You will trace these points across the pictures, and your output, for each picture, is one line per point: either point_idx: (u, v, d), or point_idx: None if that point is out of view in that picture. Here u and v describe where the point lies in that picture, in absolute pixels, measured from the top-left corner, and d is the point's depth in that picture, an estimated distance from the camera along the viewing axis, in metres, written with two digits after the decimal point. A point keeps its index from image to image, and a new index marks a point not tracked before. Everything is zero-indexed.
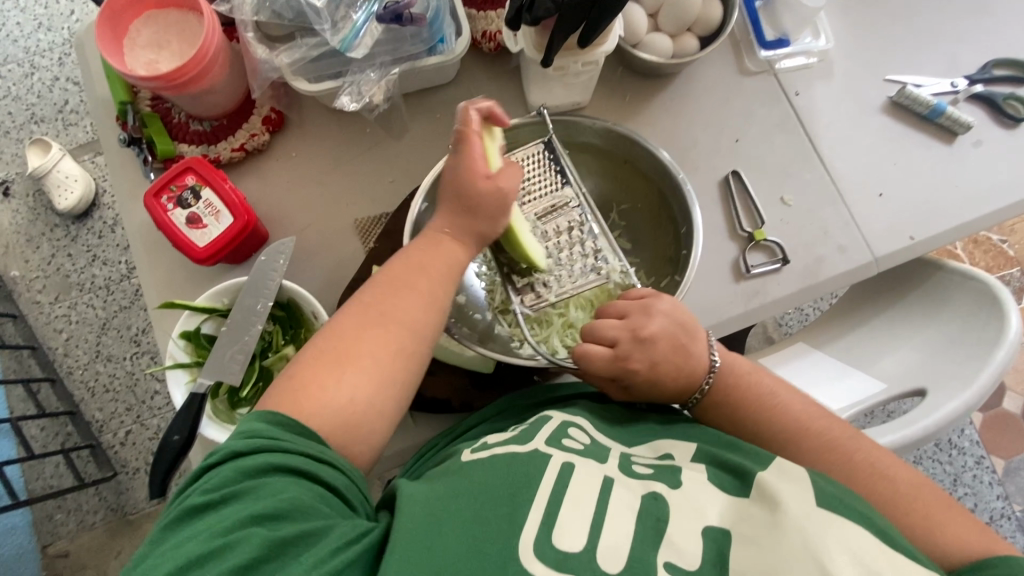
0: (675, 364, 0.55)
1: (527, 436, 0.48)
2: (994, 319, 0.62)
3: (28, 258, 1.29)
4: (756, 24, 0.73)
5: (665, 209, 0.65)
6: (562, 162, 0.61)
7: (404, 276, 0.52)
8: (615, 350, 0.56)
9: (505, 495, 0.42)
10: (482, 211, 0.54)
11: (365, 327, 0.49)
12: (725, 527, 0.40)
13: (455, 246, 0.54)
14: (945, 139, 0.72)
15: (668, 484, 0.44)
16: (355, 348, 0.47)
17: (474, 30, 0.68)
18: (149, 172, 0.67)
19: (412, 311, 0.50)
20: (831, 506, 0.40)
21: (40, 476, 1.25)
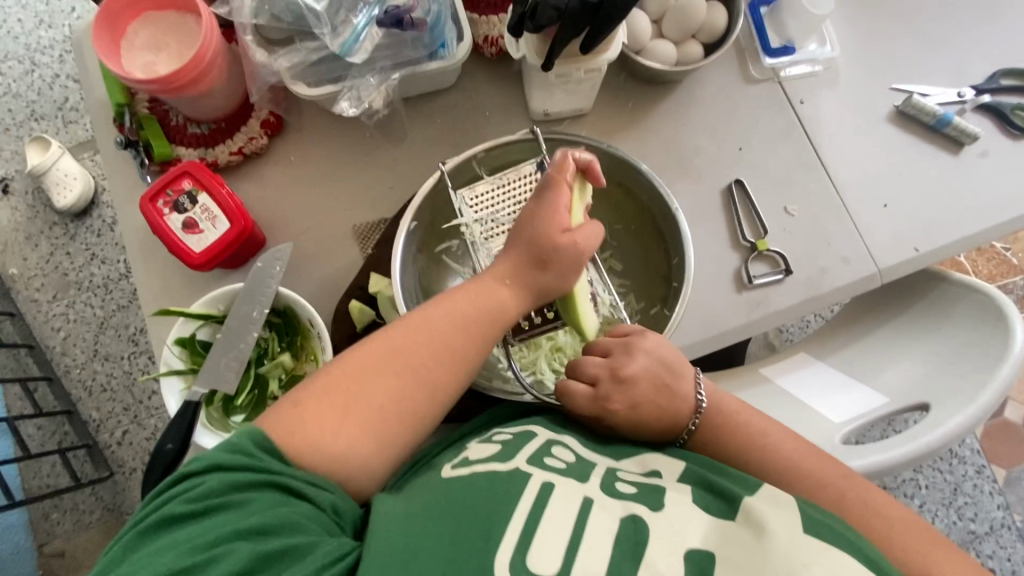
0: (657, 402, 0.56)
1: (511, 452, 0.49)
2: (998, 333, 0.62)
3: (27, 256, 1.29)
4: (761, 31, 0.72)
5: (659, 234, 0.65)
6: None
7: (439, 330, 0.52)
8: (596, 390, 0.56)
9: (483, 513, 0.42)
10: (557, 263, 0.54)
11: (380, 371, 0.49)
12: (709, 550, 0.40)
13: (507, 297, 0.54)
14: (951, 149, 0.71)
15: (649, 505, 0.44)
16: (359, 395, 0.48)
17: (476, 35, 0.67)
18: (146, 174, 0.66)
19: (427, 359, 0.51)
20: (818, 534, 0.41)
21: (37, 475, 1.24)
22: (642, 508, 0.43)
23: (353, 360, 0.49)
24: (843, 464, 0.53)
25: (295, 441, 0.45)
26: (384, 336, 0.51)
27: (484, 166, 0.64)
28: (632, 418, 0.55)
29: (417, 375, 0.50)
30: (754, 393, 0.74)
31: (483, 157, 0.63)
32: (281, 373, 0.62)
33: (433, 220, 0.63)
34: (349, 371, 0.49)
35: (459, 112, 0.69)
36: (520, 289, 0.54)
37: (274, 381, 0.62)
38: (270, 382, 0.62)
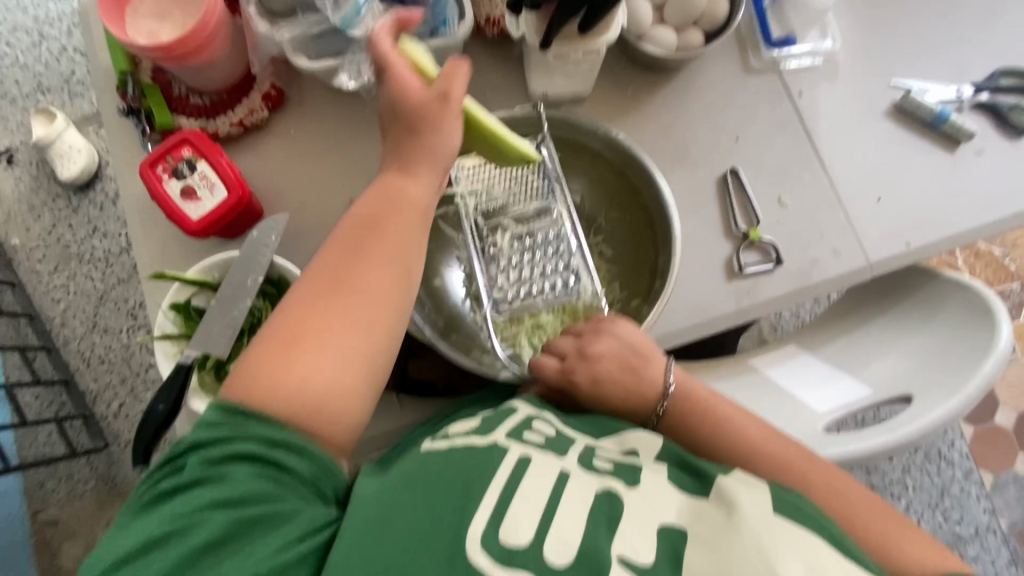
0: (621, 380, 0.57)
1: (491, 427, 0.49)
2: (983, 329, 0.62)
3: (29, 227, 1.30)
4: (763, 22, 0.72)
5: (650, 222, 0.63)
6: (552, 174, 0.63)
7: (366, 242, 0.51)
8: (563, 363, 0.58)
9: (460, 483, 0.43)
10: (426, 125, 0.52)
11: (322, 302, 0.48)
12: (681, 526, 0.41)
13: (411, 191, 0.53)
14: (947, 147, 0.71)
15: (625, 481, 0.45)
16: (311, 325, 0.46)
17: (478, 15, 0.67)
18: (147, 143, 0.67)
19: (375, 279, 0.49)
20: (788, 513, 0.42)
21: (33, 443, 1.26)
22: (618, 484, 0.44)
23: (292, 303, 0.48)
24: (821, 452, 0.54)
25: (258, 394, 0.43)
26: (314, 275, 0.49)
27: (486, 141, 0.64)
28: (596, 390, 0.57)
29: (363, 289, 0.49)
30: (742, 382, 0.74)
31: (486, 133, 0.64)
32: None
33: None
34: (292, 313, 0.47)
35: None
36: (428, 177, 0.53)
37: None
38: None
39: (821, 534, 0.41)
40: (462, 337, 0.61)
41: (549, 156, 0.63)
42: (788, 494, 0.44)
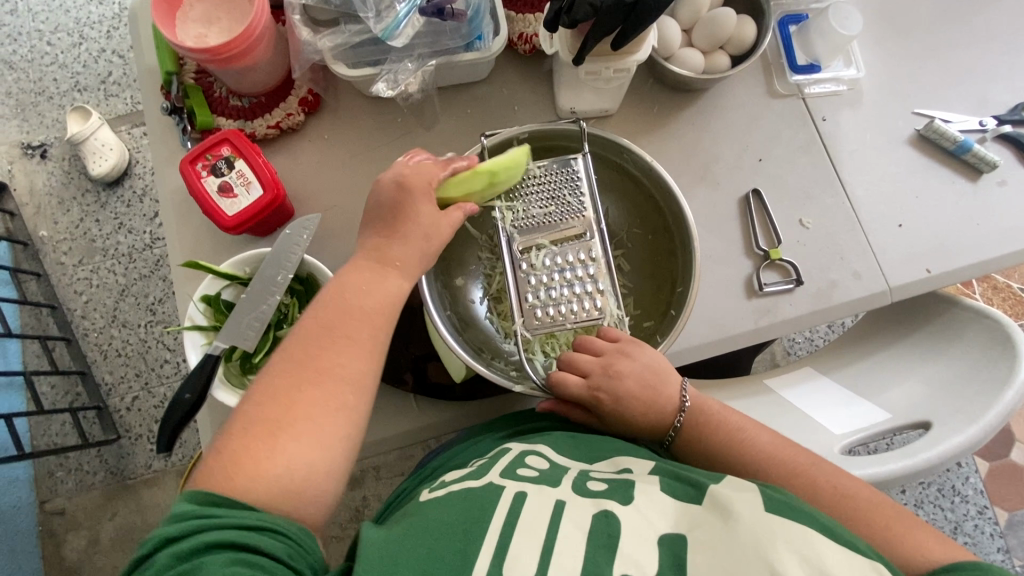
0: (642, 398, 0.58)
1: (483, 470, 0.51)
2: (1004, 358, 0.62)
3: (58, 220, 1.33)
4: (788, 49, 0.74)
5: (672, 247, 0.63)
6: (587, 189, 0.59)
7: (336, 323, 0.51)
8: (588, 381, 0.57)
9: (460, 524, 0.44)
10: (406, 228, 0.54)
11: (291, 389, 0.48)
12: (679, 532, 0.43)
13: (393, 280, 0.53)
14: (969, 176, 0.72)
15: (619, 499, 0.46)
16: (287, 411, 0.47)
17: (511, 32, 0.70)
18: (186, 141, 0.69)
19: (345, 363, 0.50)
20: (781, 512, 0.43)
21: (46, 432, 1.28)
22: (614, 504, 0.45)
23: (261, 390, 0.48)
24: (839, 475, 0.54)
25: (234, 480, 0.43)
26: (285, 357, 0.50)
27: (525, 146, 0.64)
28: (618, 406, 0.58)
29: (335, 374, 0.49)
30: (757, 402, 0.74)
31: (525, 139, 0.63)
32: None
33: None
34: (264, 399, 0.47)
35: (490, 104, 0.71)
36: (406, 266, 0.54)
37: None
38: None
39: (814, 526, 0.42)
40: (476, 333, 0.63)
41: (591, 174, 0.59)
42: (777, 492, 0.45)
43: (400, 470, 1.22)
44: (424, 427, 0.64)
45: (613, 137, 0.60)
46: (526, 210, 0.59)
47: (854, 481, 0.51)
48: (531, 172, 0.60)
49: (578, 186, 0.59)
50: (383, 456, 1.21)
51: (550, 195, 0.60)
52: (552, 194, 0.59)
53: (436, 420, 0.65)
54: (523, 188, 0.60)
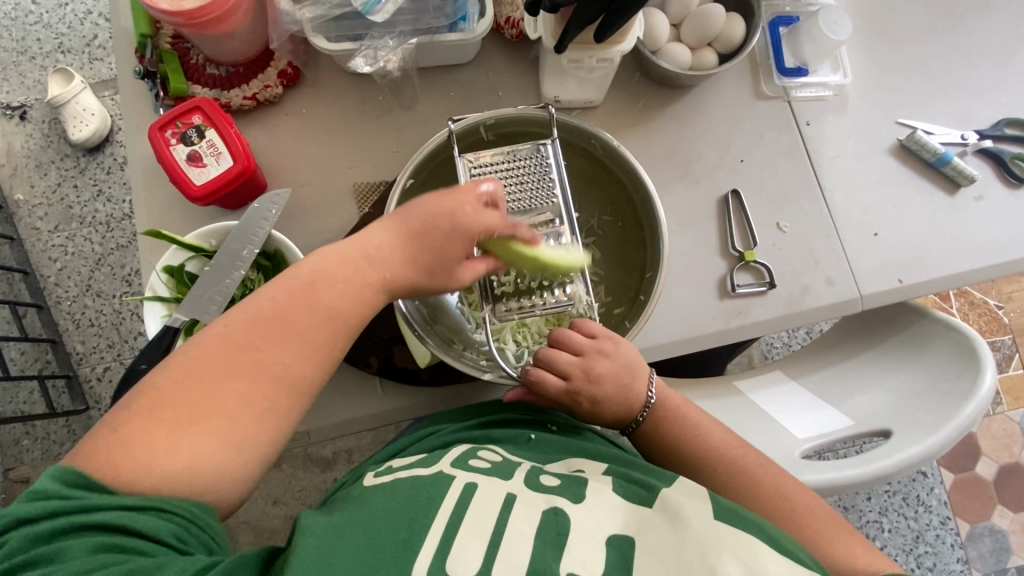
0: (615, 398, 0.57)
1: (433, 460, 0.51)
2: (968, 372, 0.63)
3: (34, 183, 1.30)
4: (777, 50, 0.74)
5: (642, 235, 0.63)
6: (558, 174, 0.58)
7: (285, 314, 0.46)
8: (567, 383, 0.56)
9: (405, 518, 0.43)
10: (452, 227, 0.50)
11: (218, 374, 0.44)
12: (628, 535, 0.42)
13: (365, 275, 0.49)
14: (948, 190, 0.72)
15: (570, 498, 0.46)
16: (203, 404, 0.43)
17: (499, 15, 0.68)
18: (159, 107, 0.67)
19: (284, 361, 0.46)
20: (728, 521, 0.43)
21: (13, 399, 1.25)
22: (564, 501, 0.45)
23: (177, 365, 0.44)
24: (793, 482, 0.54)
25: (120, 466, 0.40)
26: (214, 335, 0.45)
27: (491, 131, 0.62)
28: (595, 406, 0.58)
29: (262, 373, 0.45)
30: (723, 403, 0.75)
31: (491, 124, 0.61)
32: None
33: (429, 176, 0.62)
34: (172, 382, 0.43)
35: (474, 89, 0.70)
36: (380, 278, 0.49)
37: None
38: None
39: (757, 535, 0.43)
40: (444, 322, 0.62)
41: (561, 161, 0.58)
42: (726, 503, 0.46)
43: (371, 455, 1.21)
44: (388, 411, 0.64)
45: (587, 126, 0.59)
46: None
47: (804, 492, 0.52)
48: (498, 160, 0.59)
49: (547, 172, 0.58)
50: (355, 439, 1.21)
51: (518, 180, 0.58)
52: (521, 179, 0.58)
53: (401, 404, 0.64)
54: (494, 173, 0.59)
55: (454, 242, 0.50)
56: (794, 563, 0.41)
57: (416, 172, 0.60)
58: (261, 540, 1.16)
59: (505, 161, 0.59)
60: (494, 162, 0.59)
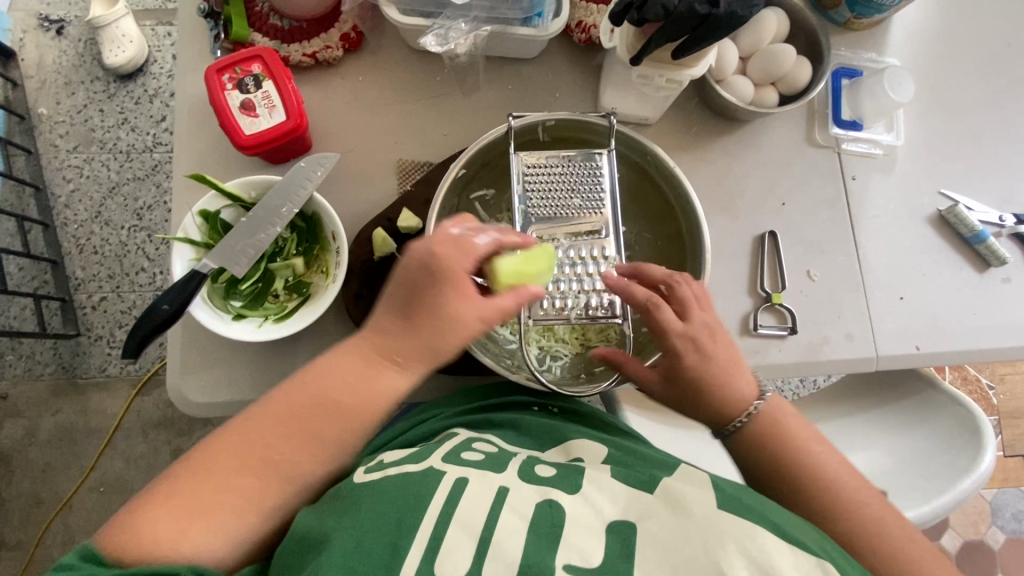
0: (733, 377, 0.53)
1: (425, 455, 0.49)
2: (966, 450, 0.64)
3: (60, 101, 1.28)
4: (836, 100, 0.74)
5: (682, 257, 0.63)
6: (610, 187, 0.58)
7: (305, 408, 0.47)
8: (686, 331, 0.53)
9: (394, 518, 0.42)
10: (429, 309, 0.47)
11: (236, 468, 0.45)
12: (630, 521, 0.42)
13: (397, 374, 0.48)
14: (977, 267, 0.72)
15: (565, 488, 0.45)
16: (216, 490, 0.44)
17: (571, 17, 0.68)
18: (217, 49, 0.67)
19: (298, 461, 0.46)
20: (734, 510, 0.42)
21: (4, 313, 1.23)
22: (559, 494, 0.44)
23: (193, 466, 0.45)
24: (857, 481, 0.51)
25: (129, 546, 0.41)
26: (233, 434, 0.46)
27: (547, 133, 0.62)
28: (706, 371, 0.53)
29: (273, 467, 0.45)
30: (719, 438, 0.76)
31: (551, 125, 0.61)
32: (288, 276, 0.63)
33: (480, 166, 0.62)
34: (201, 467, 0.45)
35: (533, 85, 0.70)
36: (406, 361, 0.48)
37: (281, 281, 0.63)
38: (276, 280, 0.63)
39: (763, 524, 0.42)
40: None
41: (614, 172, 0.58)
42: (730, 487, 0.45)
43: None
44: None
45: (644, 142, 0.59)
46: (544, 198, 0.58)
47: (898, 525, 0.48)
48: (553, 163, 0.58)
49: (599, 182, 0.58)
50: None
51: (569, 185, 0.58)
52: (574, 184, 0.58)
53: None
54: (546, 174, 0.58)
55: (444, 297, 0.47)
56: (798, 549, 0.40)
57: (468, 162, 0.60)
58: None
59: (559, 165, 0.59)
60: (548, 165, 0.58)
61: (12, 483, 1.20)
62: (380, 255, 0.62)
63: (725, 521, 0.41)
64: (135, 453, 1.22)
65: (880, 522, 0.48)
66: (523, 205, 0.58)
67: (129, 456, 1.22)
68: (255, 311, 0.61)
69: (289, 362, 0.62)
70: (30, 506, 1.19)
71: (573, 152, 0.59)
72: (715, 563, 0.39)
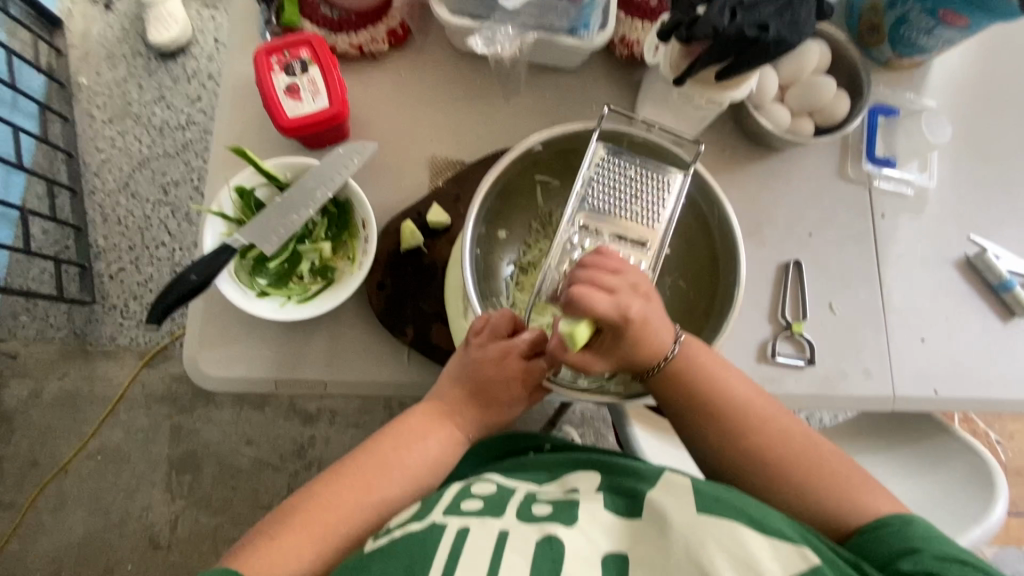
0: (639, 336, 0.51)
1: (426, 509, 0.47)
2: (976, 500, 0.63)
3: (101, 73, 1.30)
4: (871, 136, 0.74)
5: (715, 284, 0.61)
6: (674, 210, 0.56)
7: (383, 450, 0.55)
8: (616, 299, 0.49)
9: (401, 573, 0.41)
10: (471, 374, 0.57)
11: (321, 491, 0.51)
12: (621, 551, 0.43)
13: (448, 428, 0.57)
14: (1001, 315, 0.72)
15: (563, 521, 0.44)
16: (300, 513, 0.50)
17: (615, 32, 0.69)
18: (266, 32, 0.68)
19: (358, 491, 0.52)
20: (711, 509, 0.43)
21: (24, 274, 1.25)
22: (557, 528, 0.44)
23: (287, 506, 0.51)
24: (783, 417, 0.54)
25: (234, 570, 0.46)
26: (323, 480, 0.53)
27: (627, 137, 0.61)
28: (638, 334, 0.51)
29: (346, 498, 0.51)
30: None
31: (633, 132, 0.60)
32: (315, 258, 0.64)
33: (556, 148, 0.61)
34: (294, 504, 0.51)
35: (572, 95, 0.71)
36: (462, 421, 0.57)
37: (307, 263, 0.63)
38: (303, 262, 0.63)
39: (741, 518, 0.43)
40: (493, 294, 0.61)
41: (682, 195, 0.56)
42: (708, 487, 0.46)
43: (355, 421, 1.23)
44: (407, 383, 0.63)
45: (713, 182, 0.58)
46: (606, 193, 0.55)
47: (829, 456, 0.52)
48: (627, 162, 0.56)
49: (664, 198, 0.56)
50: (344, 403, 1.23)
51: (635, 189, 0.56)
52: (640, 188, 0.56)
53: (422, 380, 0.63)
54: (616, 170, 0.56)
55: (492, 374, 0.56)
56: (778, 540, 0.42)
57: (546, 142, 0.60)
58: (226, 475, 1.21)
59: (632, 167, 0.57)
60: (622, 163, 0.56)
61: (11, 443, 1.21)
62: (406, 247, 0.63)
63: (707, 528, 0.42)
64: (136, 424, 1.22)
65: (791, 441, 0.53)
66: (584, 187, 0.55)
67: (129, 427, 1.22)
68: (278, 292, 0.61)
69: (307, 346, 0.63)
70: (27, 467, 1.20)
71: (649, 160, 0.58)
72: (696, 563, 0.40)
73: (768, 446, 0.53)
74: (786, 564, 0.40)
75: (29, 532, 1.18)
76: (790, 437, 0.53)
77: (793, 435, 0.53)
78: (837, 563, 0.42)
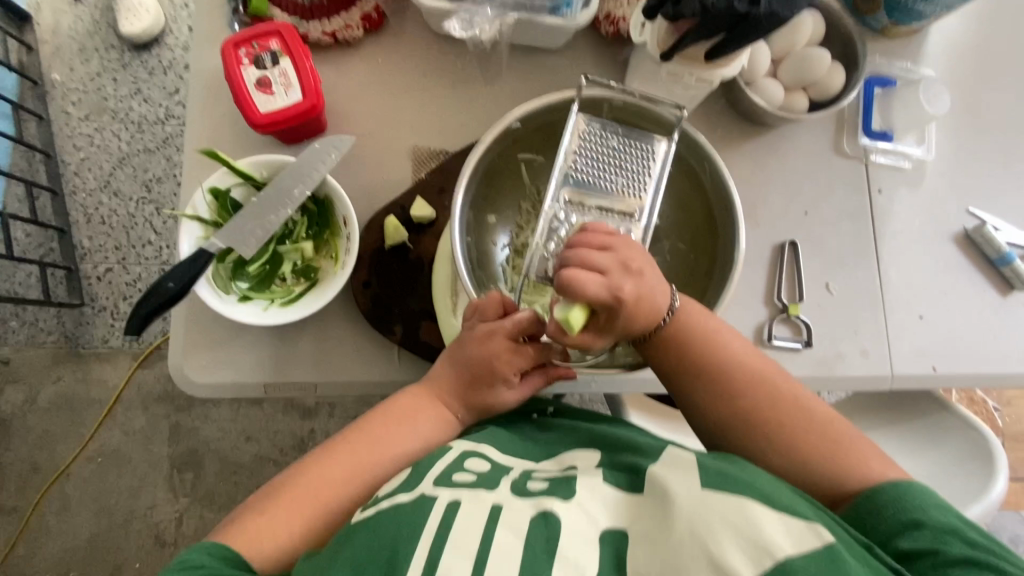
0: (639, 313, 0.49)
1: (417, 480, 0.45)
2: (976, 478, 0.63)
3: (73, 68, 1.26)
4: (867, 110, 0.72)
5: (713, 251, 0.59)
6: (660, 180, 0.54)
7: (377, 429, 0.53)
8: (607, 279, 0.47)
9: (388, 550, 0.40)
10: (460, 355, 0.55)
11: (315, 465, 0.51)
12: (620, 527, 0.41)
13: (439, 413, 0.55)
14: (1000, 289, 0.70)
15: (561, 495, 0.43)
16: (292, 490, 0.49)
17: (600, 9, 0.66)
18: (235, 22, 0.65)
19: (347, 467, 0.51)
20: (720, 487, 0.41)
21: (9, 278, 1.22)
22: (554, 502, 0.42)
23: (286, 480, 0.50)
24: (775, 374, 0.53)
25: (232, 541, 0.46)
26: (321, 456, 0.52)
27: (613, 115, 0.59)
28: (634, 308, 0.49)
29: (336, 477, 0.50)
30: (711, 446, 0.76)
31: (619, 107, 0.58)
32: (297, 258, 0.62)
33: (534, 128, 0.60)
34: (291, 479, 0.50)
35: (557, 77, 0.68)
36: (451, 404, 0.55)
37: (290, 263, 0.62)
38: (284, 264, 0.62)
39: (751, 493, 0.41)
40: (486, 276, 0.60)
41: (668, 162, 0.55)
42: (716, 464, 0.44)
43: (353, 413, 1.23)
44: (398, 381, 0.62)
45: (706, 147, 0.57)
46: (590, 164, 0.54)
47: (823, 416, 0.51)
48: (610, 135, 0.56)
49: (649, 166, 0.55)
50: None
51: (621, 162, 0.55)
52: (623, 159, 0.55)
53: (413, 377, 0.62)
54: (598, 144, 0.55)
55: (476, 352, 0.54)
56: (791, 518, 0.40)
57: (524, 116, 0.58)
58: (227, 472, 1.21)
59: (616, 139, 0.56)
60: (607, 135, 0.56)
61: (10, 449, 1.20)
62: (391, 243, 0.62)
63: (715, 507, 0.40)
64: (134, 425, 1.22)
65: (786, 399, 0.52)
66: (567, 162, 0.54)
67: (127, 428, 1.22)
68: (261, 293, 0.60)
69: (294, 348, 0.61)
70: (28, 472, 1.20)
71: (632, 132, 0.57)
72: (700, 544, 0.38)
73: (761, 405, 0.51)
74: (799, 542, 0.38)
75: (35, 536, 1.18)
76: (779, 398, 0.52)
77: (784, 384, 0.52)
78: (850, 543, 0.41)
